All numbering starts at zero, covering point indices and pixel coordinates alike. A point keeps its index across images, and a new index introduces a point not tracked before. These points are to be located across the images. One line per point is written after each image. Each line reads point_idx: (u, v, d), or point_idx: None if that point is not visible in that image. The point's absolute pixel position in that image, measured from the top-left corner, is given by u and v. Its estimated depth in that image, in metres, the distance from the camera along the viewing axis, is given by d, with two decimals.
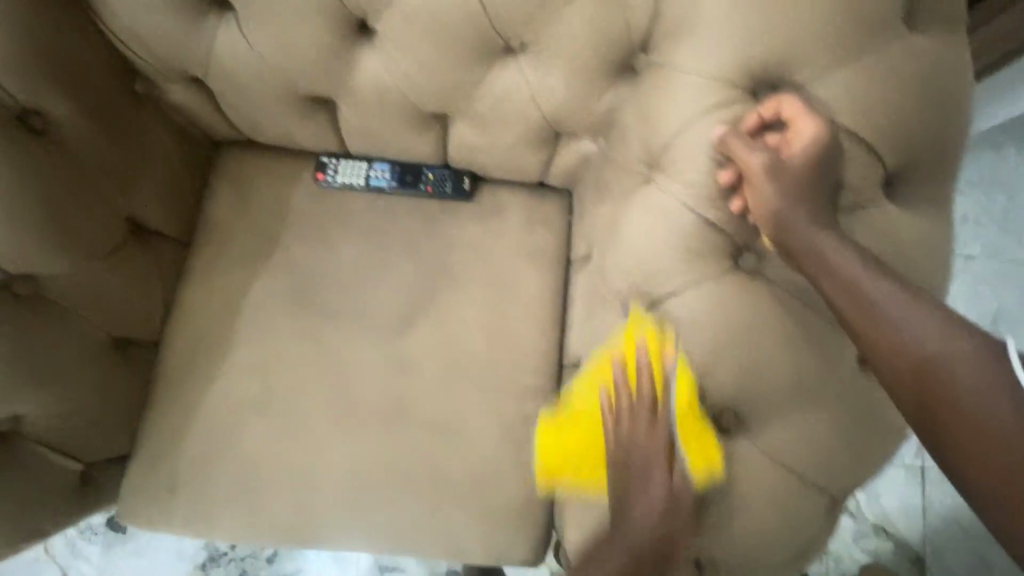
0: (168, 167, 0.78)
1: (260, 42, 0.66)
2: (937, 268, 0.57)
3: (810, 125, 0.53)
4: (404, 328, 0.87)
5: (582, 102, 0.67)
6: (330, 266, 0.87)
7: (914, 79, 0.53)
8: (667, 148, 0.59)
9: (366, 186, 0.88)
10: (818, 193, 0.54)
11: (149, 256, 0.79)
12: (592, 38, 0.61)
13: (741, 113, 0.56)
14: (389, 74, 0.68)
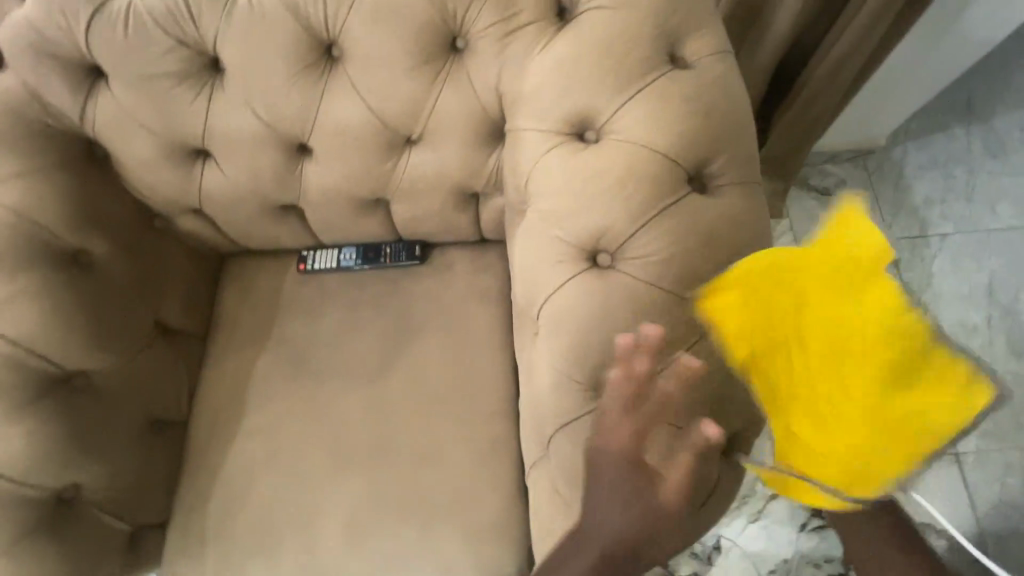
0: (183, 278, 1.01)
1: (232, 171, 0.87)
2: (756, 236, 0.69)
3: (614, 159, 0.69)
4: (382, 377, 1.02)
5: (472, 168, 0.86)
6: (317, 336, 1.05)
7: (688, 100, 0.69)
8: (527, 184, 0.75)
9: (339, 268, 1.09)
10: (638, 194, 0.68)
11: (173, 349, 0.99)
12: (464, 122, 0.81)
13: (573, 147, 0.72)
14: (328, 177, 0.89)
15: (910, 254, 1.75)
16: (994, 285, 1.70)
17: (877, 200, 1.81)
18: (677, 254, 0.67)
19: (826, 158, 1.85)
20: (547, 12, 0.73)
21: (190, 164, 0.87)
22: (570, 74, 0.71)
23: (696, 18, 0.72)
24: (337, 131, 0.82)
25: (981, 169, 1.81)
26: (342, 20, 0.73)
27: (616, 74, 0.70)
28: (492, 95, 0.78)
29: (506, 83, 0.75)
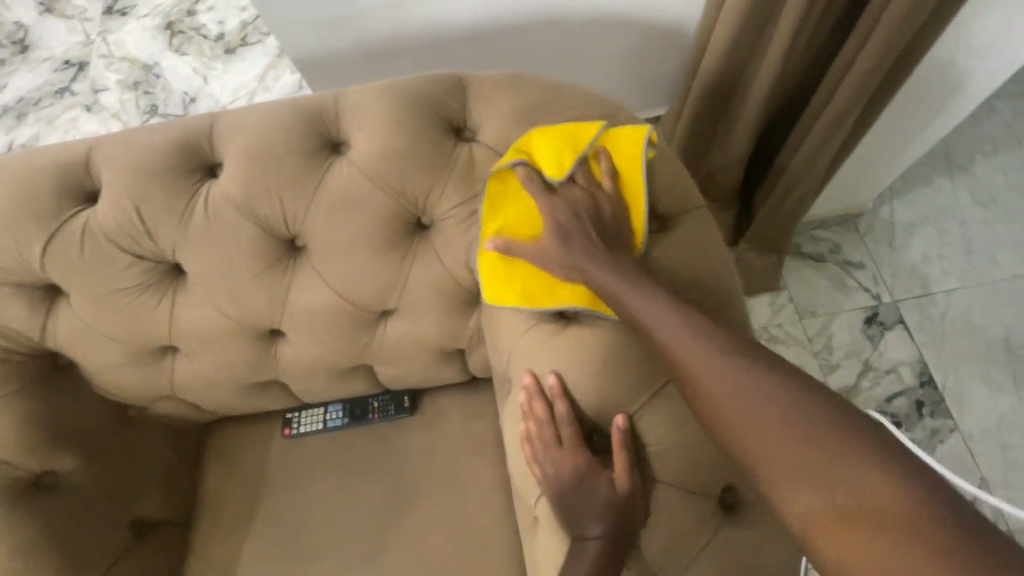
0: (162, 465, 0.94)
1: (204, 362, 0.83)
2: None
3: (592, 341, 0.66)
4: (380, 552, 0.94)
5: (453, 332, 0.82)
6: (306, 509, 0.98)
7: None
8: (509, 363, 0.72)
9: (325, 428, 1.03)
10: (623, 378, 0.64)
11: (151, 548, 0.92)
12: (439, 294, 0.77)
13: (550, 326, 0.69)
14: (303, 356, 0.84)
15: (917, 315, 1.69)
16: (1011, 339, 1.64)
17: (874, 262, 1.77)
18: (683, 444, 0.63)
19: (816, 224, 1.81)
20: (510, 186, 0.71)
21: (159, 359, 0.83)
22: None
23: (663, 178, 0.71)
24: (308, 317, 0.78)
25: (973, 219, 1.79)
26: (302, 217, 0.71)
27: None
28: (465, 269, 0.75)
29: (476, 259, 0.73)
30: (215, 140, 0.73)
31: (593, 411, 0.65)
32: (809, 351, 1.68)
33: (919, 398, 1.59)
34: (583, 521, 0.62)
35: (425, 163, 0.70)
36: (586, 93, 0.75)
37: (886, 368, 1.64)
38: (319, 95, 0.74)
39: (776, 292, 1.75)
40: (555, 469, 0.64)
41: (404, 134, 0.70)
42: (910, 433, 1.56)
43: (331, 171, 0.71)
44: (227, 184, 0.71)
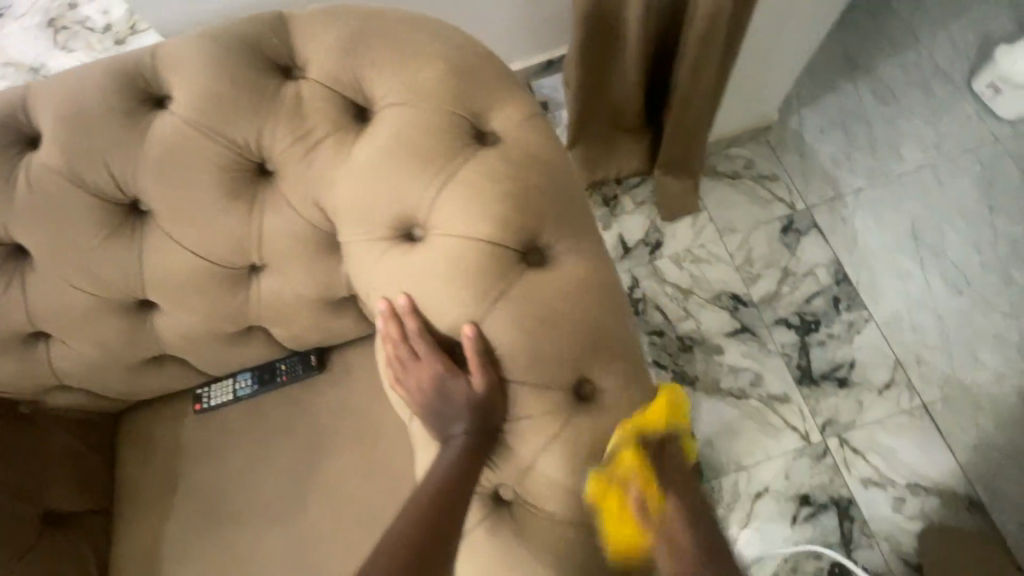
0: (66, 456, 0.95)
1: (79, 345, 0.82)
2: (602, 304, 0.65)
3: (435, 256, 0.66)
4: (301, 506, 0.97)
5: (326, 280, 0.82)
6: (226, 478, 1.00)
7: (499, 176, 0.65)
8: (368, 294, 0.72)
9: (235, 398, 1.04)
10: (469, 286, 0.64)
11: (70, 535, 0.93)
12: (298, 241, 0.77)
13: (396, 251, 0.69)
14: (181, 324, 0.84)
15: (830, 218, 1.75)
16: (917, 228, 1.70)
17: (786, 172, 1.81)
18: (530, 340, 0.63)
19: (727, 143, 1.84)
20: (341, 118, 0.70)
21: (32, 348, 0.82)
22: (378, 174, 0.68)
23: (494, 87, 0.70)
24: (168, 282, 0.78)
25: (877, 118, 1.83)
26: (133, 177, 0.70)
27: (418, 168, 0.66)
28: (315, 210, 0.74)
29: (321, 196, 0.72)
30: (27, 109, 0.70)
31: (444, 326, 0.66)
32: (731, 265, 1.73)
33: (835, 295, 1.66)
34: (446, 425, 0.65)
35: (247, 105, 0.68)
36: (409, 11, 0.73)
37: (804, 272, 1.70)
38: (133, 50, 0.71)
39: (696, 214, 1.79)
40: (415, 381, 0.67)
41: (221, 77, 0.68)
42: (829, 329, 1.63)
43: (153, 125, 0.69)
44: (47, 152, 0.68)
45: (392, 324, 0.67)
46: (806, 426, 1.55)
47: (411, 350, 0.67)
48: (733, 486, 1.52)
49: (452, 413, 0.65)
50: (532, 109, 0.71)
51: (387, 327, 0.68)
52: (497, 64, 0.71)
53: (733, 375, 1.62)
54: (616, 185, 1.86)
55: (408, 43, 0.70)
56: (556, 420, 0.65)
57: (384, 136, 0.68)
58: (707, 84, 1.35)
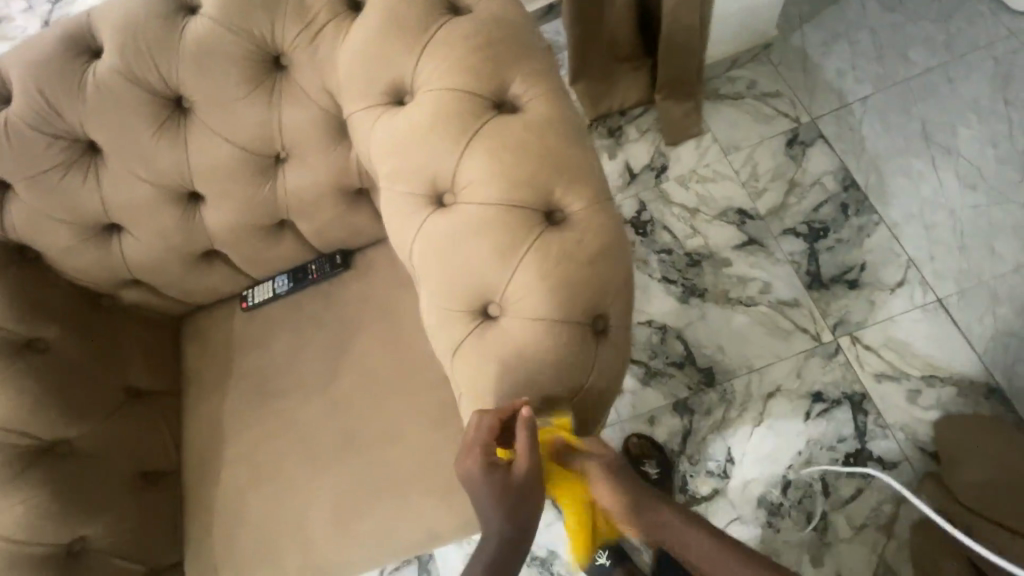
0: (140, 344, 1.13)
1: (145, 234, 0.99)
2: (565, 139, 0.76)
3: (419, 108, 0.78)
4: (334, 379, 1.11)
5: (339, 166, 0.94)
6: (271, 362, 1.15)
7: (470, 37, 0.77)
8: (370, 157, 0.85)
9: (275, 296, 1.19)
10: (447, 128, 0.76)
11: (147, 407, 1.11)
12: (312, 126, 0.90)
13: (389, 113, 0.81)
14: (223, 214, 0.99)
15: (837, 128, 1.75)
16: (927, 129, 1.69)
17: (790, 89, 1.82)
18: (503, 169, 0.74)
19: (729, 65, 1.87)
20: (339, 7, 0.82)
21: (107, 240, 1.00)
22: (369, 46, 0.80)
23: None
24: (210, 171, 0.93)
25: (883, 26, 1.82)
26: (175, 73, 0.85)
27: (402, 38, 0.78)
28: (324, 94, 0.87)
29: (327, 78, 0.85)
30: (92, 27, 0.86)
31: (430, 167, 0.78)
32: (736, 182, 1.76)
33: (844, 202, 1.67)
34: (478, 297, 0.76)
35: (262, 3, 0.82)
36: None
37: (811, 182, 1.71)
38: None
39: (700, 136, 1.83)
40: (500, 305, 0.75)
41: None
42: (838, 234, 1.65)
43: (188, 28, 0.83)
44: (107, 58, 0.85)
45: (391, 173, 0.81)
46: (817, 327, 1.58)
47: (420, 208, 0.80)
48: (746, 388, 1.57)
49: (447, 238, 0.77)
50: None
51: (387, 176, 0.81)
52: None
53: (741, 284, 1.66)
54: (620, 117, 1.93)
55: None
56: (528, 234, 0.74)
57: (373, 14, 0.80)
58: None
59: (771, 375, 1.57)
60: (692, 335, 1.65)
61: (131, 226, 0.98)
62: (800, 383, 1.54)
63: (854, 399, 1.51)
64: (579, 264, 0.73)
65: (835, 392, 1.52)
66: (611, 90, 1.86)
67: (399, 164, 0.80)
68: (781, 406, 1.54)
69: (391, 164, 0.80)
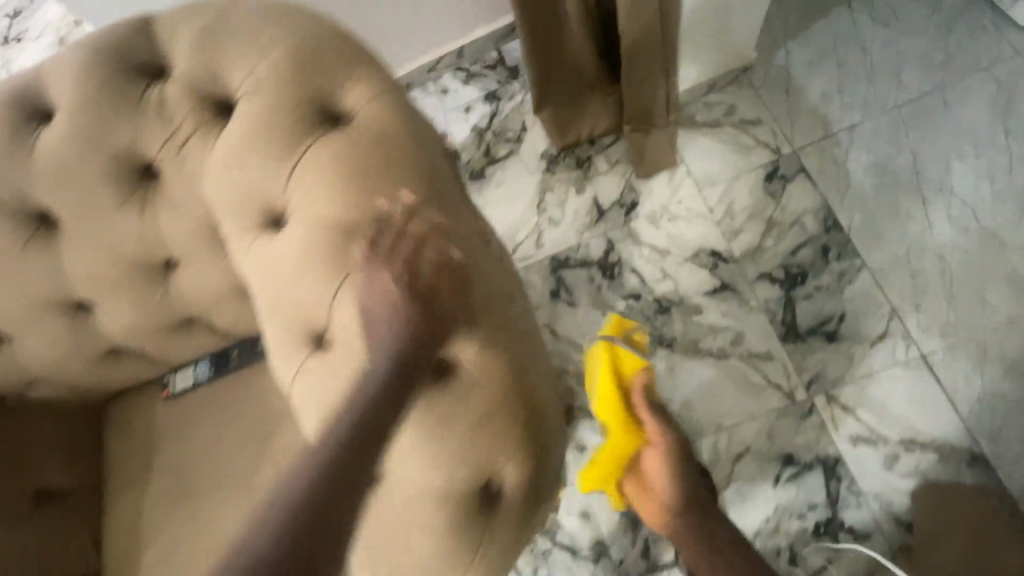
0: (54, 442, 1.09)
1: (34, 343, 0.92)
2: (453, 283, 0.67)
3: (292, 242, 0.70)
4: (253, 479, 1.05)
5: (230, 274, 0.86)
6: (191, 456, 1.10)
7: (344, 160, 0.68)
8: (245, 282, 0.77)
9: (195, 384, 1.13)
10: (320, 271, 0.68)
11: (61, 509, 1.07)
12: (192, 237, 0.81)
13: (259, 241, 0.72)
14: (115, 321, 0.91)
15: (821, 160, 1.61)
16: (919, 162, 1.55)
17: (771, 115, 1.68)
18: (386, 323, 0.67)
19: (705, 89, 1.72)
20: (202, 114, 0.72)
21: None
22: (232, 165, 0.71)
23: (335, 62, 0.71)
24: (89, 284, 0.85)
25: (875, 43, 1.65)
26: (31, 189, 0.76)
27: (268, 157, 0.69)
28: (198, 207, 0.78)
29: (197, 191, 0.76)
30: None
31: (305, 309, 0.70)
32: (710, 220, 1.64)
33: (825, 244, 1.55)
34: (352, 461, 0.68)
35: (116, 114, 0.72)
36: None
37: (790, 222, 1.59)
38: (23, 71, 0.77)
39: (673, 169, 1.70)
40: (387, 466, 0.70)
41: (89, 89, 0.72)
42: (817, 281, 1.53)
43: (39, 141, 0.74)
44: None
45: (266, 311, 0.73)
46: (791, 384, 1.48)
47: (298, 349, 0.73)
48: (713, 448, 1.49)
49: (323, 389, 0.71)
50: (383, 83, 0.72)
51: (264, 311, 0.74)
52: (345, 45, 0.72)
53: (712, 334, 1.56)
54: (590, 146, 1.80)
55: (253, 28, 0.71)
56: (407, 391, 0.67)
57: (236, 127, 0.71)
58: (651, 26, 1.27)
59: (740, 435, 1.48)
60: (658, 389, 1.56)
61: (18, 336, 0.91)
62: (770, 444, 1.46)
63: (825, 463, 1.42)
64: (466, 427, 0.67)
65: (806, 455, 1.44)
66: (577, 119, 1.73)
67: (273, 302, 0.72)
68: (749, 468, 1.45)
69: (266, 301, 0.73)
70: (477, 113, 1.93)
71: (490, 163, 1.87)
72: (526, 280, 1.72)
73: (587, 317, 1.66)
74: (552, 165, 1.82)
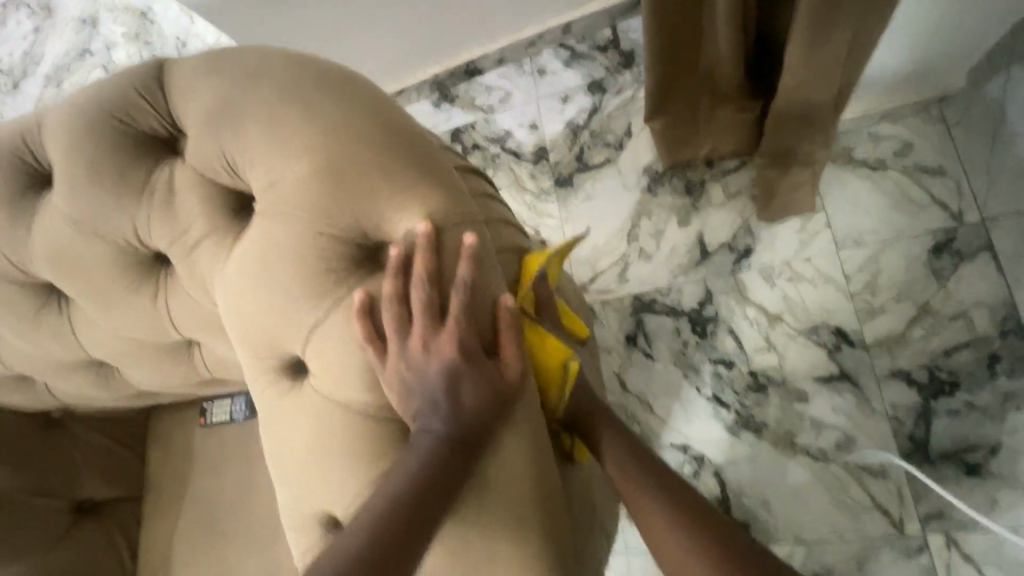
0: (92, 454, 1.07)
1: (71, 372, 0.91)
2: (518, 523, 0.66)
3: (361, 424, 0.69)
4: (276, 539, 1.01)
5: (252, 359, 0.73)
6: (220, 495, 1.06)
7: (428, 368, 0.64)
8: (279, 430, 0.73)
9: (232, 419, 1.06)
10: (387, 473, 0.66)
11: (98, 523, 1.07)
12: (236, 328, 0.72)
13: (319, 406, 0.70)
14: (149, 367, 0.89)
15: (1018, 238, 1.23)
16: None
17: (960, 165, 1.29)
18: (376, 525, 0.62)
19: (875, 118, 1.35)
20: (263, 231, 0.68)
21: (42, 372, 0.92)
22: (298, 328, 0.68)
23: (380, 196, 0.65)
24: (122, 331, 0.82)
25: None
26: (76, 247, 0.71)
27: (342, 337, 0.66)
28: (261, 328, 0.70)
29: (233, 311, 0.71)
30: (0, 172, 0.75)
31: (352, 495, 0.68)
32: (843, 290, 1.32)
33: (993, 352, 1.21)
34: None
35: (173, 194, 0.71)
36: (294, 91, 0.66)
37: (953, 313, 1.24)
38: (78, 119, 0.72)
39: (809, 216, 1.37)
40: None
41: (129, 165, 0.71)
42: (971, 397, 1.21)
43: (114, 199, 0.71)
44: (61, 204, 0.73)
45: (309, 480, 0.71)
46: (902, 512, 1.22)
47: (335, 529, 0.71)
48: (786, 559, 1.28)
49: None
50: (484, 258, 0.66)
51: (304, 479, 0.71)
52: (388, 172, 0.65)
53: (815, 432, 1.30)
54: (705, 168, 1.49)
55: (277, 132, 0.65)
56: None
57: (304, 298, 0.67)
58: (841, 49, 0.93)
59: (827, 555, 1.25)
60: (734, 478, 1.34)
61: (56, 366, 0.90)
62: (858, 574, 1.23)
63: None
64: None
65: None
66: (695, 135, 1.40)
67: (320, 475, 0.70)
68: None
69: (313, 469, 0.70)
70: (575, 105, 1.64)
71: (580, 171, 1.60)
72: (600, 318, 1.51)
73: (664, 375, 1.43)
74: (655, 184, 1.53)
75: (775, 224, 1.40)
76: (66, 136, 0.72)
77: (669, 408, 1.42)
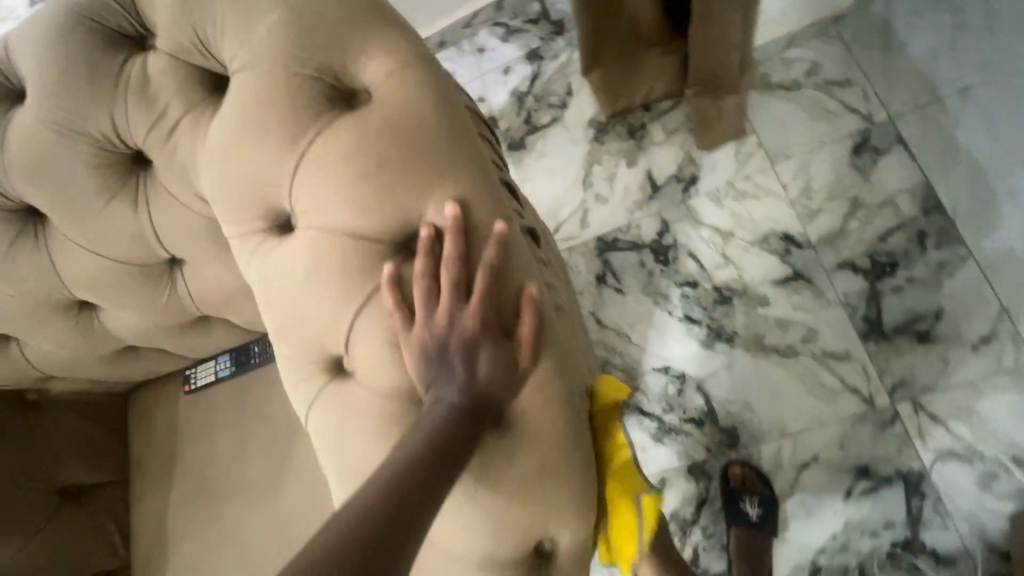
0: (78, 437, 1.12)
1: (59, 318, 1.00)
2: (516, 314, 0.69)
3: (343, 249, 0.72)
4: (280, 485, 1.04)
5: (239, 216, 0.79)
6: (217, 456, 1.09)
7: (407, 173, 0.69)
8: (273, 274, 0.78)
9: (217, 378, 1.13)
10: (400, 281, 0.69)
11: (89, 504, 1.11)
12: (222, 186, 0.78)
13: (306, 241, 0.75)
14: (133, 297, 0.97)
15: (921, 128, 1.38)
16: None
17: (863, 74, 1.44)
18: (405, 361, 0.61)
19: (784, 45, 1.50)
20: (239, 83, 0.75)
21: (29, 326, 1.00)
22: (279, 168, 0.74)
23: (341, 33, 0.72)
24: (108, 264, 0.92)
25: None
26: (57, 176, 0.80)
27: (321, 166, 0.72)
28: (246, 183, 0.76)
29: (218, 166, 0.77)
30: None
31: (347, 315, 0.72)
32: (785, 199, 1.44)
33: (921, 230, 1.34)
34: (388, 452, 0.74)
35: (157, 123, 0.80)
36: None
37: (879, 202, 1.37)
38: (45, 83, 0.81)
39: (741, 139, 1.49)
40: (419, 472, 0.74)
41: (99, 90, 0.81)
42: (909, 272, 1.33)
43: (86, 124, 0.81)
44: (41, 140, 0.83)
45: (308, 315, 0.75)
46: (871, 388, 1.31)
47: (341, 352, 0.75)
48: (775, 454, 1.34)
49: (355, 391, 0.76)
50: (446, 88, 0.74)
51: (301, 318, 0.76)
52: (353, 17, 0.73)
53: (782, 329, 1.39)
54: (644, 113, 1.60)
55: None
56: None
57: (285, 136, 0.73)
58: None
59: (811, 443, 1.32)
60: (714, 388, 1.40)
61: (45, 312, 0.99)
62: (842, 456, 1.30)
63: (908, 479, 1.25)
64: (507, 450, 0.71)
65: (885, 470, 1.27)
66: (632, 80, 1.50)
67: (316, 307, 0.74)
68: (818, 484, 1.30)
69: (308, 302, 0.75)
70: (517, 74, 1.74)
71: (531, 132, 1.69)
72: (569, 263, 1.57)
73: (634, 305, 1.50)
74: (600, 134, 1.63)
75: (714, 150, 1.52)
76: (43, 89, 0.81)
77: (645, 333, 1.48)
